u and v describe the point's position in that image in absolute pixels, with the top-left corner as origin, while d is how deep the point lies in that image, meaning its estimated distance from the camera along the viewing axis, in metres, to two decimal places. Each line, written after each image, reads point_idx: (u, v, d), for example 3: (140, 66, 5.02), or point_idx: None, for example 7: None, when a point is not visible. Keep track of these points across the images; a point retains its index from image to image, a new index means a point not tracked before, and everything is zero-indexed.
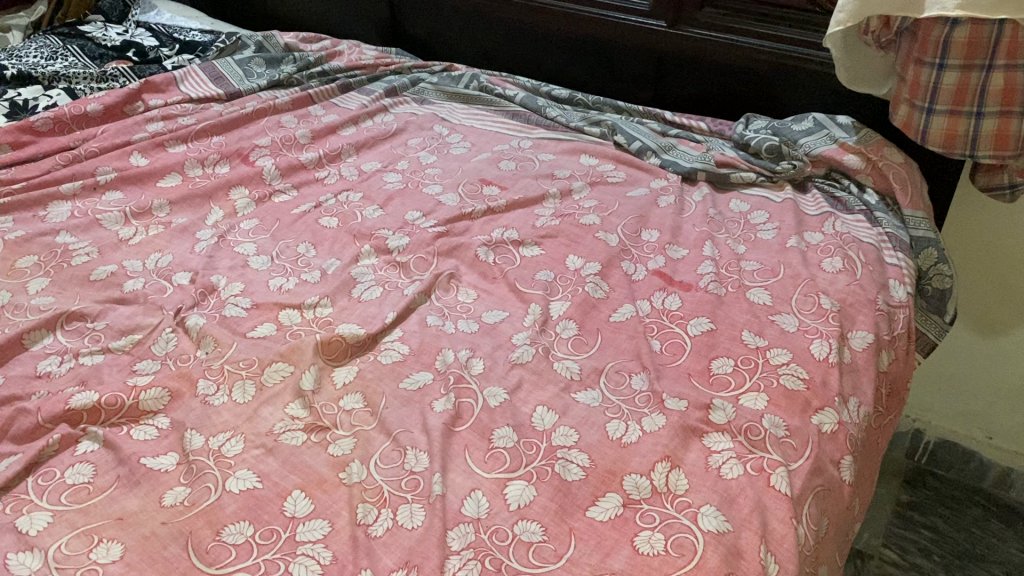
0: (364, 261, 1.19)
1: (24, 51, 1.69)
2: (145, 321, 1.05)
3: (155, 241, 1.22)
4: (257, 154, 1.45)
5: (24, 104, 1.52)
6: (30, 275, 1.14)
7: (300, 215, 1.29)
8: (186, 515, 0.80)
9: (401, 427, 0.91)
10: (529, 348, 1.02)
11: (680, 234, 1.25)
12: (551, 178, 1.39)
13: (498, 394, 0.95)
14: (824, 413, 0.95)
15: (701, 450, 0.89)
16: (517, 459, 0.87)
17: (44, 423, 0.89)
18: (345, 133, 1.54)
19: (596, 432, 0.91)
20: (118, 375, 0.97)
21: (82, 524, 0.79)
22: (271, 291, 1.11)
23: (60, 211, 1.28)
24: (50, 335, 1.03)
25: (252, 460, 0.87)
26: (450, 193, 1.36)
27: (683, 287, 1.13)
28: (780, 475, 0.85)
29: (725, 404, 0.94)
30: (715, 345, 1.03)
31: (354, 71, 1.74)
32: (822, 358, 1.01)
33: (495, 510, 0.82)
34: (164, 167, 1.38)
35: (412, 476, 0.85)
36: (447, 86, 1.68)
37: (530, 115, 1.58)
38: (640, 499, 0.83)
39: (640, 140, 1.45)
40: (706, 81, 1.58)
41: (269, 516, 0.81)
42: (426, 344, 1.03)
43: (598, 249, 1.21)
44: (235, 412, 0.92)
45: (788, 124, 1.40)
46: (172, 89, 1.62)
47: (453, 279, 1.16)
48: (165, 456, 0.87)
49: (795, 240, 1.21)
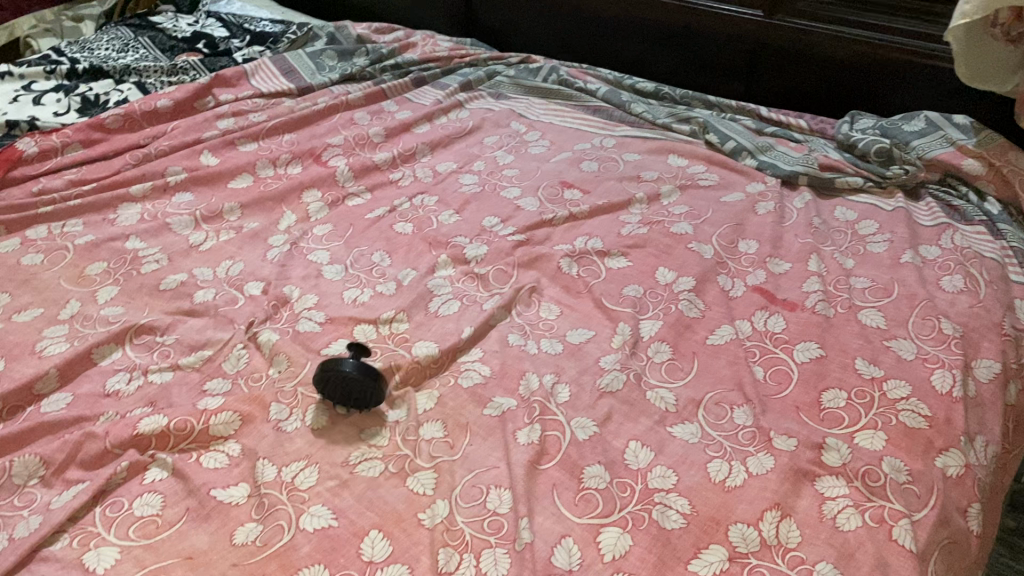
0: (440, 272, 1.13)
1: (95, 44, 1.66)
2: (216, 336, 1.00)
3: (226, 248, 1.17)
4: (330, 154, 1.40)
5: (95, 98, 1.49)
6: (99, 282, 1.10)
7: (374, 220, 1.24)
8: (274, 565, 0.74)
9: (483, 462, 0.84)
10: (619, 374, 0.95)
11: (781, 245, 1.16)
12: (637, 181, 1.31)
13: (587, 425, 0.89)
14: (949, 455, 0.85)
15: (814, 497, 0.81)
16: (611, 502, 0.80)
17: (113, 448, 0.84)
18: (419, 131, 1.49)
19: (696, 474, 0.83)
20: (189, 396, 0.92)
21: (151, 563, 0.74)
22: (345, 304, 1.06)
23: (131, 213, 1.24)
24: (118, 349, 0.99)
25: (326, 495, 0.81)
26: (529, 197, 1.29)
27: (787, 306, 1.05)
28: (903, 528, 0.77)
29: (840, 444, 0.85)
30: (825, 374, 0.94)
31: (426, 63, 1.68)
32: (945, 392, 0.91)
33: (588, 561, 0.74)
34: (235, 168, 1.33)
35: (495, 518, 0.78)
36: (523, 79, 1.62)
37: (614, 111, 1.50)
38: (747, 552, 0.75)
39: (734, 139, 1.36)
40: (802, 76, 1.48)
41: (346, 559, 0.74)
42: (508, 366, 0.97)
43: (691, 261, 1.12)
44: (333, 432, 0.88)
45: (898, 124, 1.31)
46: (243, 83, 1.58)
47: (534, 293, 1.09)
48: (236, 488, 0.81)
49: (909, 254, 1.11)
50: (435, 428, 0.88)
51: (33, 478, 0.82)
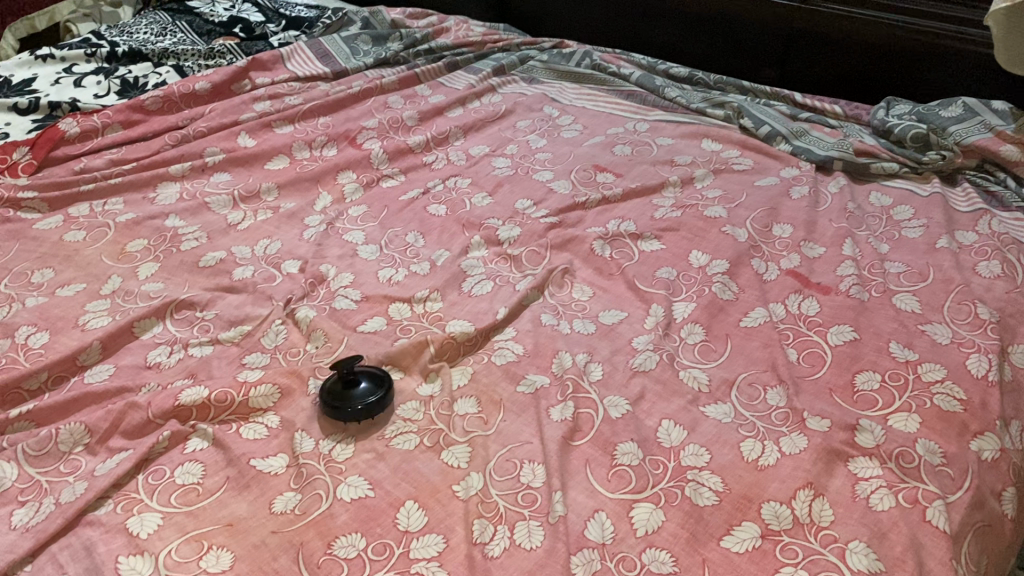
0: (474, 253, 1.14)
1: (135, 28, 1.69)
2: (254, 312, 1.02)
3: (264, 227, 1.19)
4: (364, 137, 1.41)
5: (135, 81, 1.51)
6: (140, 259, 1.12)
7: (408, 202, 1.25)
8: (312, 533, 0.75)
9: (517, 438, 0.85)
10: (652, 355, 0.95)
11: (816, 229, 1.16)
12: (670, 165, 1.31)
13: (619, 404, 0.89)
14: (985, 438, 0.85)
15: (847, 477, 0.81)
16: (644, 479, 0.81)
17: (155, 419, 0.86)
18: (453, 115, 1.49)
19: (729, 453, 0.83)
20: (228, 370, 0.93)
21: (192, 529, 0.75)
22: (381, 283, 1.08)
23: (170, 192, 1.26)
24: (160, 324, 1.00)
25: (363, 466, 0.82)
26: (562, 180, 1.29)
27: (821, 290, 1.04)
28: (937, 508, 0.76)
29: (873, 425, 0.85)
30: (859, 357, 0.94)
31: (460, 48, 1.70)
32: (980, 376, 0.91)
33: (620, 535, 0.75)
34: (272, 149, 1.35)
35: (529, 492, 0.79)
36: (556, 64, 1.64)
37: (647, 96, 1.51)
38: (780, 530, 0.75)
39: (769, 124, 1.36)
40: (838, 62, 1.50)
41: (382, 529, 0.76)
42: (541, 345, 0.97)
43: (725, 245, 1.12)
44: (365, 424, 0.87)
45: (935, 110, 1.31)
46: (279, 67, 1.60)
47: (567, 274, 1.10)
48: (274, 458, 0.83)
49: (945, 240, 1.10)
50: (469, 404, 0.90)
51: (78, 445, 0.84)
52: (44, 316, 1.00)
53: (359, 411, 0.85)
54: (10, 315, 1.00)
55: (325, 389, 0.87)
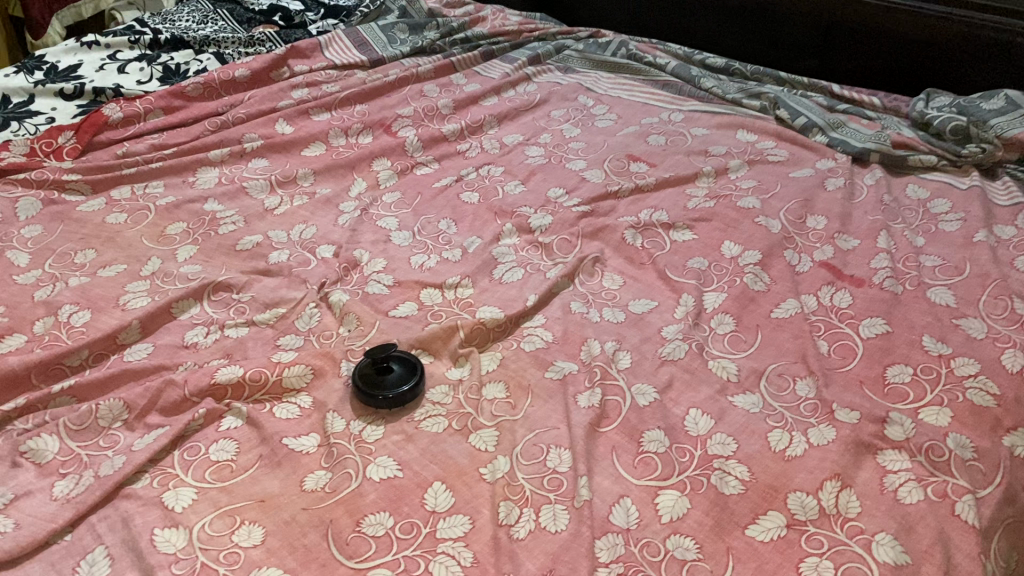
0: (505, 240, 1.15)
1: (176, 15, 1.71)
2: (289, 295, 1.04)
3: (300, 212, 1.21)
4: (399, 125, 1.43)
5: (176, 68, 1.54)
6: (179, 242, 1.14)
7: (441, 189, 1.26)
8: (341, 511, 0.76)
9: (544, 424, 0.86)
10: (681, 344, 0.95)
11: (850, 222, 1.15)
12: (704, 155, 1.31)
13: (647, 392, 0.89)
14: (1018, 435, 0.84)
15: (875, 469, 0.80)
16: (670, 466, 0.81)
17: (190, 397, 0.88)
18: (487, 104, 1.50)
19: (756, 443, 0.83)
20: (263, 351, 0.95)
21: (225, 504, 0.77)
22: (413, 269, 1.09)
23: (209, 177, 1.29)
24: (197, 305, 1.03)
25: (392, 447, 0.84)
26: (594, 169, 1.29)
27: (854, 282, 1.04)
28: (967, 503, 0.76)
29: (903, 418, 0.85)
30: (891, 350, 0.94)
31: (496, 37, 1.71)
32: (1015, 371, 0.90)
33: (645, 521, 0.76)
34: (308, 136, 1.37)
35: (555, 476, 0.80)
36: (593, 54, 1.64)
37: (683, 86, 1.51)
38: (806, 520, 0.75)
39: (805, 116, 1.35)
40: (877, 53, 1.49)
41: (410, 508, 0.77)
42: (570, 333, 0.98)
43: (758, 235, 1.12)
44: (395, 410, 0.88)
45: (976, 102, 1.29)
46: (317, 54, 1.61)
47: (598, 263, 1.10)
48: (306, 437, 0.85)
49: (983, 234, 1.09)
50: (498, 389, 0.90)
51: (117, 421, 0.86)
52: (86, 295, 1.03)
53: (389, 393, 0.86)
54: (52, 294, 1.03)
55: (358, 372, 0.89)
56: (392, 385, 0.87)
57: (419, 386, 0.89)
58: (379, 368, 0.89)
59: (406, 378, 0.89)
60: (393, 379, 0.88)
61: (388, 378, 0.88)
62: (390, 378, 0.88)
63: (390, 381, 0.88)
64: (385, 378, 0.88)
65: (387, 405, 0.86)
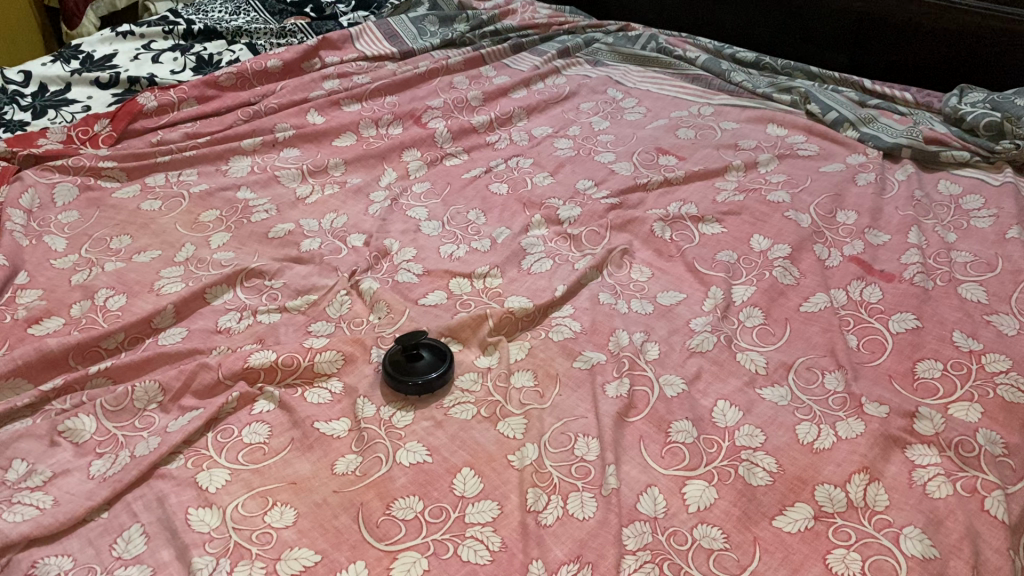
0: (534, 231, 1.15)
1: (210, 6, 1.73)
2: (320, 282, 1.05)
3: (331, 201, 1.22)
4: (429, 116, 1.44)
5: (209, 58, 1.56)
6: (212, 229, 1.16)
7: (470, 180, 1.27)
8: (371, 494, 0.77)
9: (573, 412, 0.86)
10: (710, 336, 0.96)
11: (881, 217, 1.14)
12: (733, 149, 1.31)
13: (675, 383, 0.90)
14: None
15: (904, 463, 0.80)
16: (697, 457, 0.81)
17: (224, 380, 0.89)
18: (516, 96, 1.51)
19: (784, 435, 0.83)
20: (295, 336, 0.97)
21: (258, 486, 0.78)
22: (442, 258, 1.10)
23: (241, 166, 1.30)
24: (230, 291, 1.04)
25: (422, 433, 0.85)
26: (623, 162, 1.30)
27: (884, 277, 1.03)
28: (996, 499, 0.75)
29: (933, 413, 0.84)
30: (921, 345, 0.93)
31: (526, 30, 1.72)
32: None
33: (673, 510, 0.76)
34: (340, 126, 1.38)
35: (583, 464, 0.80)
36: (623, 47, 1.65)
37: (713, 79, 1.51)
38: (833, 512, 0.75)
39: (836, 111, 1.34)
40: (909, 47, 1.48)
41: (439, 493, 0.78)
42: (598, 323, 0.98)
43: (788, 229, 1.12)
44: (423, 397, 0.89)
45: (1010, 98, 1.28)
46: (348, 46, 1.63)
47: (626, 255, 1.10)
48: (337, 422, 0.86)
49: (1016, 230, 1.08)
50: (527, 377, 0.91)
51: (152, 403, 0.87)
52: (121, 280, 1.05)
53: (418, 380, 0.87)
54: (89, 279, 1.05)
55: (388, 359, 0.90)
56: (421, 372, 0.88)
57: (447, 373, 0.90)
58: (408, 355, 0.89)
59: (434, 365, 0.89)
60: (421, 366, 0.89)
61: (417, 364, 0.89)
62: (419, 365, 0.89)
63: (419, 367, 0.88)
64: (414, 365, 0.89)
65: (415, 392, 0.87)
